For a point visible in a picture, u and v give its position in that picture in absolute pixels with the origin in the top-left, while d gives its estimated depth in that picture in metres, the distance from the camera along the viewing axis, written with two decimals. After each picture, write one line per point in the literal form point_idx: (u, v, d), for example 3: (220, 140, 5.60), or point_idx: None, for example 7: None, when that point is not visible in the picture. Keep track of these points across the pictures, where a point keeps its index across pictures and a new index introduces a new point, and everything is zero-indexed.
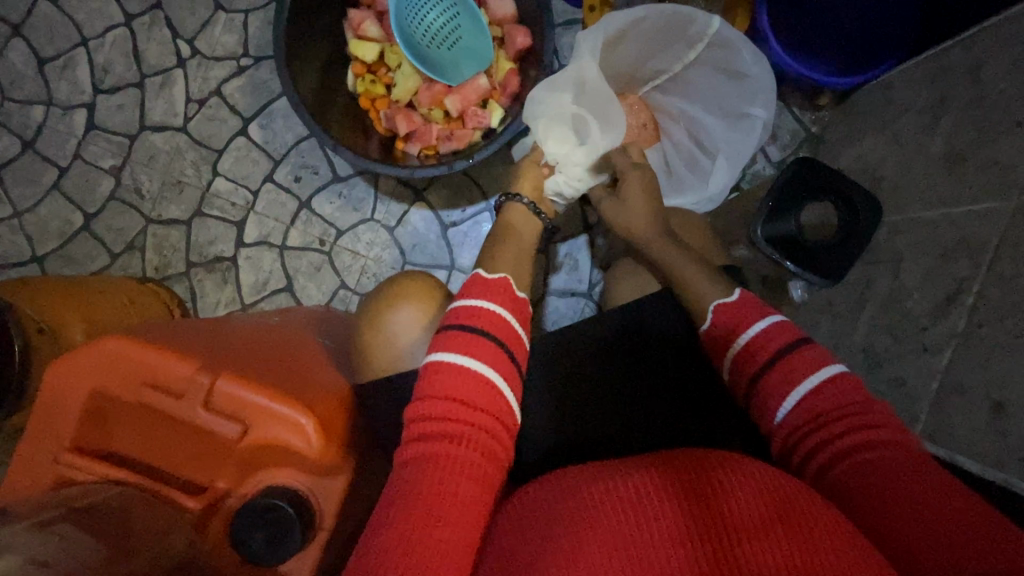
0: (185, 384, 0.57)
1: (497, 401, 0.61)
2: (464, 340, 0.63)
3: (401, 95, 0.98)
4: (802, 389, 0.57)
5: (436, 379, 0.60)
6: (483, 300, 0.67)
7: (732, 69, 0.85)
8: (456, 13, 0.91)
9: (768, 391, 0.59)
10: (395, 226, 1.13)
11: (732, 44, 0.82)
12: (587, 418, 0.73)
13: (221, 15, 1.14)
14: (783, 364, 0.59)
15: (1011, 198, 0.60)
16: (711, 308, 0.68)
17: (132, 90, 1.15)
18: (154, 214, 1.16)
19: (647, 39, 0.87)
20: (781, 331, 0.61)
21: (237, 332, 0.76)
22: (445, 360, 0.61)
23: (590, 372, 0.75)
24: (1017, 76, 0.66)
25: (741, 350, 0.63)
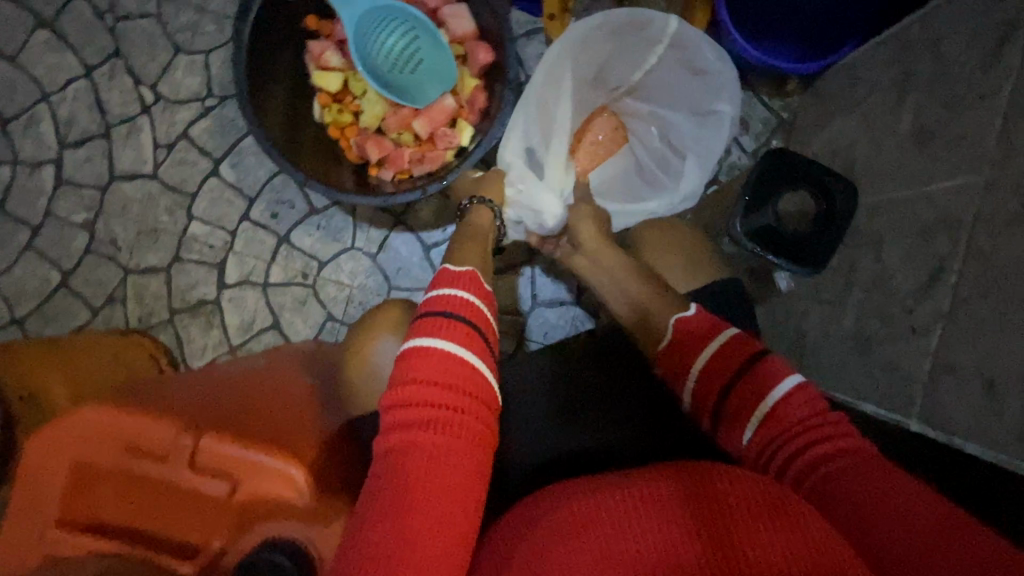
0: (169, 445, 0.58)
1: (475, 380, 0.60)
2: (437, 324, 0.63)
3: (369, 122, 0.98)
4: (766, 406, 0.56)
5: (418, 364, 0.60)
6: (461, 291, 0.67)
7: (695, 67, 0.85)
8: (416, 36, 0.90)
9: (734, 413, 0.59)
10: (376, 253, 1.13)
11: (694, 43, 0.82)
12: (569, 426, 0.76)
13: (181, 58, 1.13)
14: (745, 386, 0.59)
15: (983, 171, 0.60)
16: (670, 324, 0.69)
17: (98, 141, 1.14)
18: (132, 264, 1.14)
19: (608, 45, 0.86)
20: (742, 346, 0.62)
21: (220, 388, 0.77)
22: (424, 344, 0.61)
23: (572, 401, 0.77)
24: (978, 48, 0.66)
25: (702, 370, 0.63)
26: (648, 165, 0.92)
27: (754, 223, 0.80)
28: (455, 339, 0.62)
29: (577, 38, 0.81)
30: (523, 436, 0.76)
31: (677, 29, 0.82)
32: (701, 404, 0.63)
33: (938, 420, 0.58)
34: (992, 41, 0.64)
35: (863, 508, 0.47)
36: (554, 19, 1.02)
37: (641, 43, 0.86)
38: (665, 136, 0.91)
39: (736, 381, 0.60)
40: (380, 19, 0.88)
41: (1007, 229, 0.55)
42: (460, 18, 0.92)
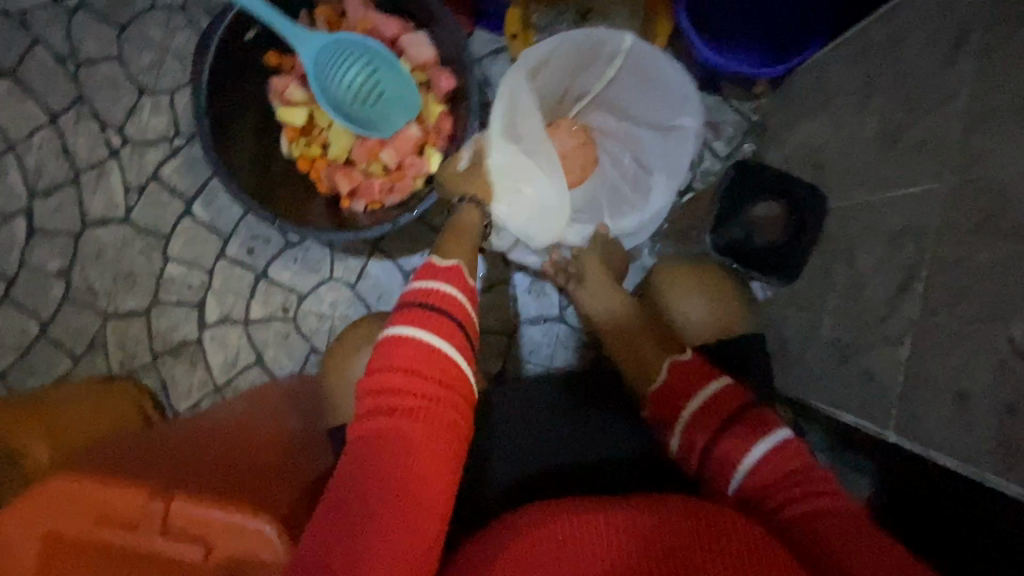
0: (133, 513, 0.58)
1: (442, 377, 0.63)
2: (418, 317, 0.65)
3: (337, 154, 0.98)
4: (760, 456, 0.60)
5: (393, 352, 0.63)
6: (442, 283, 0.68)
7: (656, 81, 0.86)
8: (375, 68, 0.89)
9: (724, 452, 0.62)
10: (356, 282, 1.12)
11: (653, 58, 0.83)
12: (549, 444, 0.76)
13: (146, 99, 1.12)
14: (733, 436, 0.62)
15: (945, 178, 0.59)
16: (666, 367, 0.71)
17: (68, 188, 1.13)
18: (110, 309, 1.13)
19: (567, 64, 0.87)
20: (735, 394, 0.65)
21: (192, 449, 0.77)
22: (404, 335, 0.63)
23: (559, 431, 0.76)
24: (934, 51, 0.65)
25: (697, 408, 0.66)
26: (619, 179, 0.92)
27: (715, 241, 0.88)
28: (424, 327, 0.64)
29: (538, 56, 0.82)
30: (506, 456, 0.76)
31: (638, 44, 0.83)
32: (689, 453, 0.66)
33: (916, 433, 0.58)
34: (947, 44, 0.63)
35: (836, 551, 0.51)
36: (517, 38, 1.02)
37: (603, 57, 0.87)
38: (634, 147, 0.92)
39: (722, 430, 0.63)
40: (338, 52, 0.87)
41: (970, 238, 0.55)
42: (420, 45, 0.92)
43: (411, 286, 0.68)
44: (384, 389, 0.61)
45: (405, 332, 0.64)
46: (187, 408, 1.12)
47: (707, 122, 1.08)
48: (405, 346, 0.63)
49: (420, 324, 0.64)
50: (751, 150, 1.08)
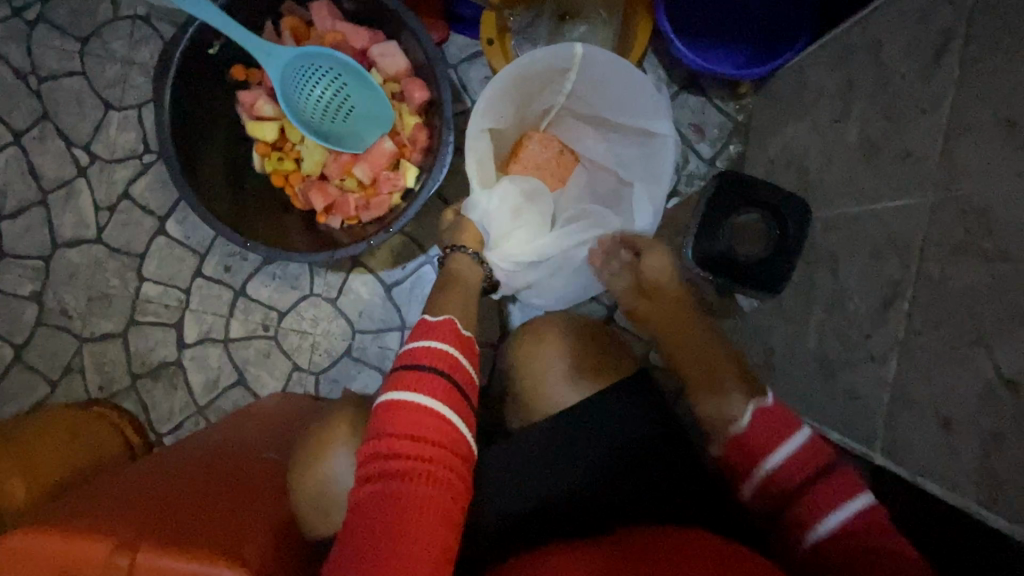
0: (99, 568, 0.56)
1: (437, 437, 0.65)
2: (406, 378, 0.68)
3: (311, 169, 0.95)
4: (838, 514, 0.58)
5: (394, 417, 0.65)
6: (435, 342, 0.71)
7: (625, 91, 0.83)
8: (344, 83, 0.87)
9: (810, 505, 0.60)
10: (337, 297, 1.10)
11: (621, 68, 0.80)
12: (544, 471, 0.72)
13: (113, 115, 1.09)
14: (816, 493, 0.60)
15: (928, 192, 0.58)
16: (750, 411, 0.65)
17: (37, 209, 1.10)
18: (86, 332, 1.10)
19: (538, 75, 0.85)
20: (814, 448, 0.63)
21: (173, 473, 0.75)
22: (400, 398, 0.66)
23: (564, 455, 0.72)
24: (916, 57, 0.63)
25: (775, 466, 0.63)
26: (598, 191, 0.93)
27: (702, 246, 0.83)
28: (422, 389, 0.67)
29: (500, 86, 0.81)
30: (501, 487, 0.72)
31: (600, 55, 0.80)
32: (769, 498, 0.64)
33: (903, 458, 0.57)
34: (928, 51, 0.61)
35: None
36: (492, 43, 0.97)
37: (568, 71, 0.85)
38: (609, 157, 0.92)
39: (804, 487, 0.61)
40: (304, 69, 0.85)
41: (952, 257, 0.53)
42: (391, 56, 0.89)
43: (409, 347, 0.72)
44: (385, 457, 0.64)
45: (405, 398, 0.67)
46: (170, 430, 1.10)
47: (690, 124, 1.05)
48: (401, 409, 0.66)
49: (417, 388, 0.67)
50: (736, 152, 1.05)
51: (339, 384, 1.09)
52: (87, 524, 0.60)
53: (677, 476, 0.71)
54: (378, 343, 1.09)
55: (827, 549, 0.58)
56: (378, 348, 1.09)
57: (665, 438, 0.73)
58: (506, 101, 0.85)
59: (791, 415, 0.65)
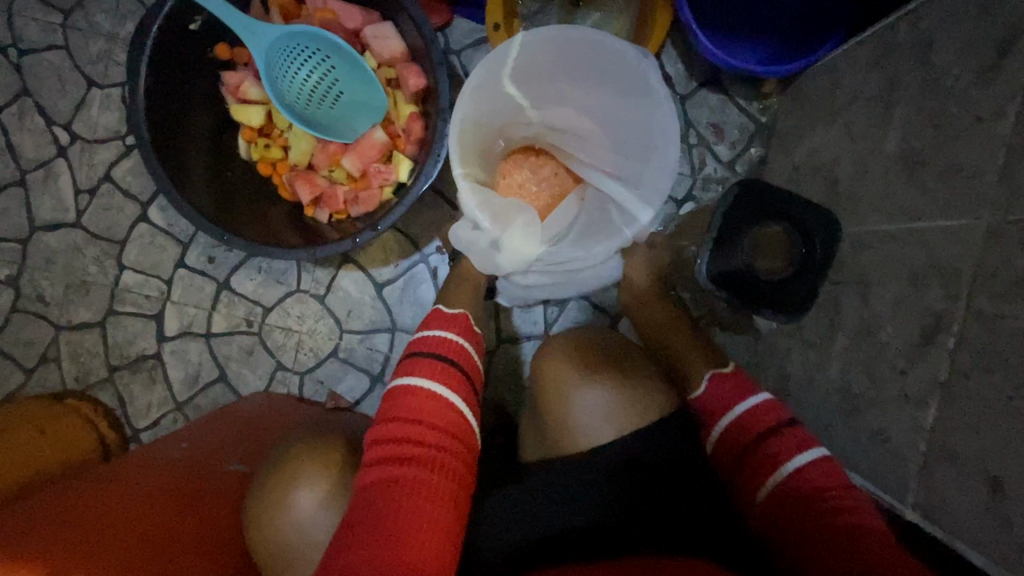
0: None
1: (438, 414, 0.64)
2: (417, 363, 0.68)
3: (297, 159, 0.89)
4: (803, 457, 0.62)
5: (404, 401, 0.65)
6: (446, 331, 0.73)
7: (596, 62, 0.75)
8: (331, 66, 0.80)
9: (775, 451, 0.63)
10: (325, 294, 1.04)
11: (582, 36, 0.71)
12: (550, 490, 0.69)
13: (96, 93, 1.03)
14: (777, 440, 0.64)
15: (982, 214, 0.50)
16: (706, 378, 0.73)
17: (14, 190, 1.04)
18: (62, 320, 1.05)
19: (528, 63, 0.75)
20: (768, 409, 0.66)
21: (129, 481, 0.71)
22: (411, 383, 0.66)
23: (577, 488, 0.68)
24: (972, 58, 0.55)
25: (730, 428, 0.68)
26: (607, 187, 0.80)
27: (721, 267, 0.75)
28: (432, 377, 0.67)
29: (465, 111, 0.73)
30: (509, 511, 0.70)
31: (550, 32, 0.72)
32: (725, 452, 0.68)
33: (941, 517, 0.51)
34: (987, 53, 0.53)
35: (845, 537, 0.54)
36: (499, 28, 0.90)
37: (543, 61, 0.76)
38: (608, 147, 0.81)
39: (765, 439, 0.65)
40: (288, 50, 0.78)
41: (1009, 292, 0.46)
42: (385, 39, 0.82)
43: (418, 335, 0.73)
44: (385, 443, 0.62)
45: (405, 384, 0.66)
46: (147, 426, 1.05)
47: (709, 123, 0.97)
48: (405, 396, 0.65)
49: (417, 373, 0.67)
50: (757, 155, 0.97)
51: (325, 386, 1.04)
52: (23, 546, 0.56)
53: (698, 512, 0.66)
54: (366, 345, 1.03)
55: (785, 493, 0.61)
56: (366, 350, 1.03)
57: (680, 469, 0.68)
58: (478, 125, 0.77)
59: (749, 381, 0.71)
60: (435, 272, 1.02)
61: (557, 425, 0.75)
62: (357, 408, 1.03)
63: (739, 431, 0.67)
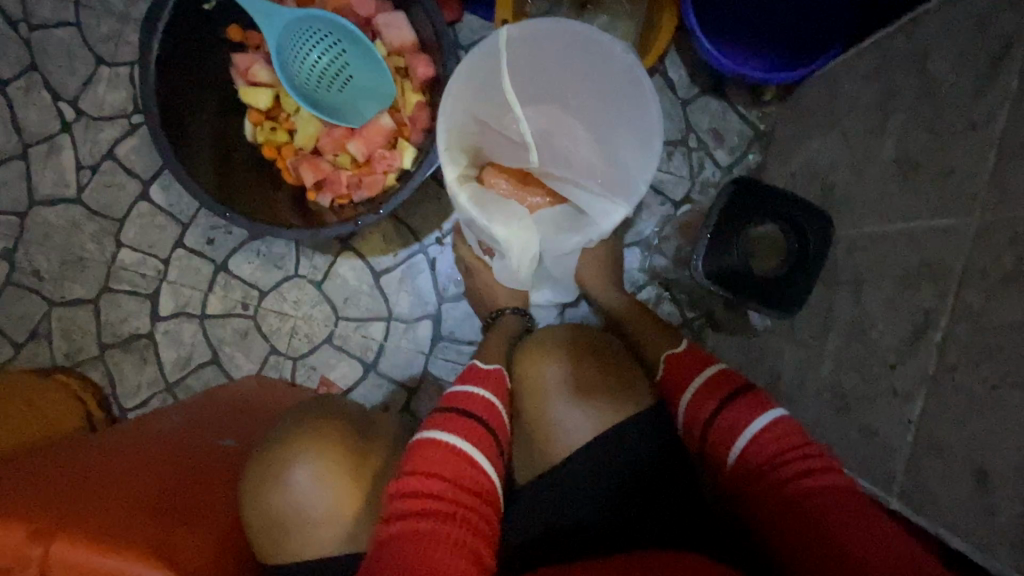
0: (9, 557, 0.53)
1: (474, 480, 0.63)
2: (444, 422, 0.67)
3: (303, 143, 0.90)
4: (760, 421, 0.62)
5: (424, 457, 0.63)
6: (476, 387, 0.72)
7: (585, 61, 0.77)
8: (342, 50, 0.81)
9: (734, 417, 0.64)
10: (322, 280, 1.04)
11: (573, 35, 0.74)
12: (562, 479, 0.68)
13: (104, 71, 1.03)
14: (729, 412, 0.64)
15: (972, 214, 0.52)
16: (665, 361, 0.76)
17: (15, 163, 1.04)
18: (57, 296, 1.05)
19: (523, 59, 0.78)
20: (712, 389, 0.67)
21: (118, 447, 0.72)
22: (435, 440, 0.64)
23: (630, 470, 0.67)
24: (968, 67, 0.57)
25: (692, 399, 0.69)
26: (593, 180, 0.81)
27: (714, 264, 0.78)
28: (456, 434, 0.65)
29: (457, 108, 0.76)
30: (520, 506, 0.69)
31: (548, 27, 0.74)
32: (694, 430, 0.68)
33: (925, 506, 0.52)
34: (983, 61, 0.55)
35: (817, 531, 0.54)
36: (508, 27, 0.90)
37: (538, 56, 0.78)
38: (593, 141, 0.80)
39: (721, 411, 0.65)
40: (299, 34, 0.80)
41: (997, 289, 0.48)
42: (398, 29, 0.83)
43: (451, 391, 0.72)
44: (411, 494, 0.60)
45: (441, 438, 0.65)
46: (136, 406, 1.04)
47: (709, 128, 0.99)
48: (435, 449, 0.64)
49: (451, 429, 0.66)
50: (755, 161, 0.99)
51: (318, 372, 1.04)
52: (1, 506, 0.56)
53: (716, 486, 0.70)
54: (361, 333, 1.03)
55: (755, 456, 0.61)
56: (361, 338, 1.03)
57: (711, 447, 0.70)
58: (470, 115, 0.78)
59: (703, 359, 0.73)
60: (433, 262, 1.03)
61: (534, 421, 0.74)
62: (349, 395, 1.03)
63: (699, 409, 0.67)
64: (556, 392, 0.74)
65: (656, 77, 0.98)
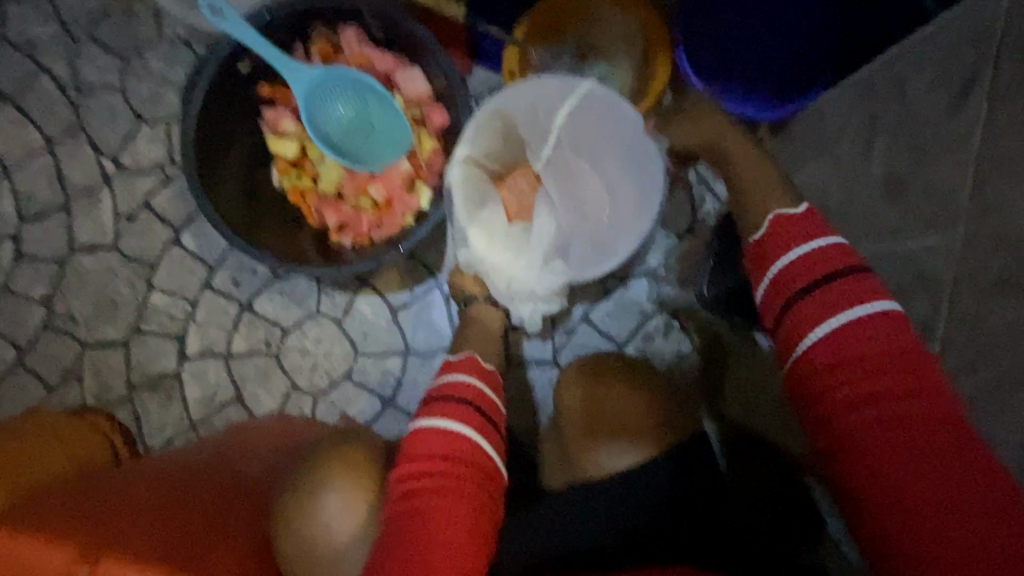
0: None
1: (483, 459, 0.64)
2: (439, 405, 0.66)
3: (327, 187, 0.96)
4: (858, 312, 0.58)
5: (426, 442, 0.63)
6: (467, 374, 0.71)
7: (614, 125, 0.84)
8: (365, 103, 0.89)
9: (807, 317, 0.60)
10: (342, 317, 1.08)
11: (610, 102, 0.83)
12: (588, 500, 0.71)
13: (143, 128, 1.12)
14: (832, 290, 0.60)
15: (957, 226, 0.56)
16: (768, 219, 0.68)
17: (59, 215, 1.12)
18: (90, 338, 1.10)
19: (572, 115, 0.86)
20: (827, 259, 0.61)
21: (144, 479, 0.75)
22: (428, 422, 0.64)
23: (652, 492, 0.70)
24: (940, 94, 0.61)
25: (774, 281, 0.64)
26: (583, 231, 0.86)
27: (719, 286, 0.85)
28: (454, 417, 0.65)
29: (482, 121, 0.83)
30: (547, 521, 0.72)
31: (605, 100, 0.83)
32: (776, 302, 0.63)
33: None
34: (954, 88, 0.59)
35: (863, 471, 0.54)
36: (514, 75, 1.00)
37: (586, 118, 0.86)
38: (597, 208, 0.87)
39: (808, 296, 0.61)
40: (328, 87, 0.87)
41: (988, 296, 0.52)
42: (414, 82, 0.92)
43: (441, 377, 0.71)
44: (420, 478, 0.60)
45: (444, 424, 0.64)
46: (161, 444, 1.07)
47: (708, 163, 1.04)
48: (436, 434, 0.63)
49: (453, 417, 0.65)
50: None
51: (338, 408, 1.06)
52: (51, 527, 0.59)
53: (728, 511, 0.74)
54: (379, 367, 1.07)
55: (832, 355, 0.58)
56: (379, 373, 1.07)
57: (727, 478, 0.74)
58: (499, 132, 0.87)
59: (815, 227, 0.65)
60: (448, 297, 1.07)
61: (575, 441, 0.78)
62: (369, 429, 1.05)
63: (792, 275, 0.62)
64: (589, 411, 0.79)
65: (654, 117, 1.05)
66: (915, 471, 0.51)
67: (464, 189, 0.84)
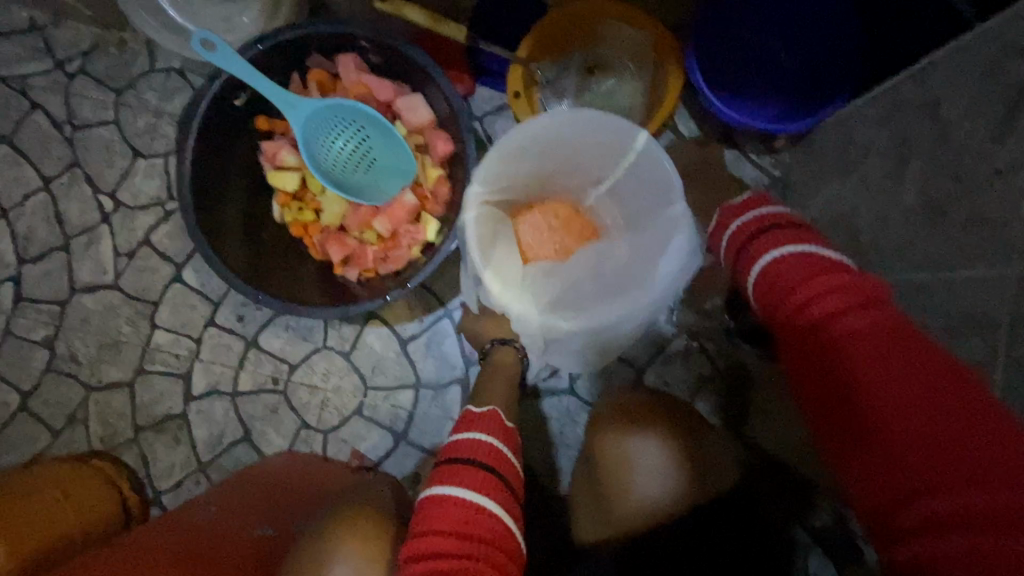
0: None
1: (502, 528, 0.59)
2: (453, 469, 0.62)
3: (329, 221, 0.93)
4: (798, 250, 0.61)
5: (441, 512, 0.58)
6: (486, 435, 0.68)
7: (640, 163, 0.79)
8: (366, 135, 0.86)
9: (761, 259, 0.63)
10: (351, 350, 1.05)
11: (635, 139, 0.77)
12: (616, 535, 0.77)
13: (140, 162, 1.09)
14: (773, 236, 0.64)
15: (1011, 264, 0.52)
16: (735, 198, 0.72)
17: (58, 254, 1.09)
18: (94, 380, 1.07)
19: (593, 144, 0.82)
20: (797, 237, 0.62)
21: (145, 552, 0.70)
22: (443, 491, 0.60)
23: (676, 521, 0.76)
24: (983, 116, 0.57)
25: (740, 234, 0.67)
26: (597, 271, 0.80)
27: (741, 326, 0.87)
28: (469, 483, 0.61)
29: (507, 151, 0.78)
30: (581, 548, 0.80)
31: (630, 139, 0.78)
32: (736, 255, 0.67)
33: None
34: (998, 110, 0.55)
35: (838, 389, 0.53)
36: (519, 96, 0.94)
37: (612, 153, 0.82)
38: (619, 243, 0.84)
39: (762, 237, 0.64)
40: (327, 121, 0.84)
41: None
42: (416, 109, 0.88)
43: (454, 439, 0.67)
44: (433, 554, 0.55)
45: (458, 492, 0.60)
46: (170, 488, 1.04)
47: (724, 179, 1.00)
48: (451, 503, 0.59)
49: (468, 484, 0.61)
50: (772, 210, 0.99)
51: (348, 445, 1.03)
52: None
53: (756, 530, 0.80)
54: (390, 402, 1.03)
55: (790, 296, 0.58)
56: (390, 408, 1.03)
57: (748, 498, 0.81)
58: (517, 165, 0.82)
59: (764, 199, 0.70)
60: (458, 326, 1.03)
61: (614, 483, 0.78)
62: (381, 467, 1.02)
63: (768, 247, 0.63)
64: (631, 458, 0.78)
65: (666, 133, 1.01)
66: (851, 376, 0.52)
67: (479, 228, 0.78)
